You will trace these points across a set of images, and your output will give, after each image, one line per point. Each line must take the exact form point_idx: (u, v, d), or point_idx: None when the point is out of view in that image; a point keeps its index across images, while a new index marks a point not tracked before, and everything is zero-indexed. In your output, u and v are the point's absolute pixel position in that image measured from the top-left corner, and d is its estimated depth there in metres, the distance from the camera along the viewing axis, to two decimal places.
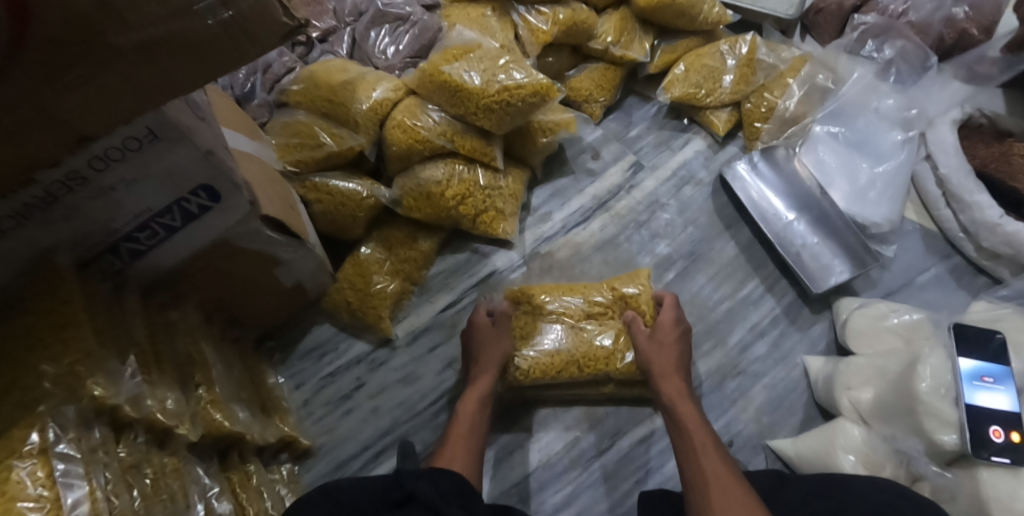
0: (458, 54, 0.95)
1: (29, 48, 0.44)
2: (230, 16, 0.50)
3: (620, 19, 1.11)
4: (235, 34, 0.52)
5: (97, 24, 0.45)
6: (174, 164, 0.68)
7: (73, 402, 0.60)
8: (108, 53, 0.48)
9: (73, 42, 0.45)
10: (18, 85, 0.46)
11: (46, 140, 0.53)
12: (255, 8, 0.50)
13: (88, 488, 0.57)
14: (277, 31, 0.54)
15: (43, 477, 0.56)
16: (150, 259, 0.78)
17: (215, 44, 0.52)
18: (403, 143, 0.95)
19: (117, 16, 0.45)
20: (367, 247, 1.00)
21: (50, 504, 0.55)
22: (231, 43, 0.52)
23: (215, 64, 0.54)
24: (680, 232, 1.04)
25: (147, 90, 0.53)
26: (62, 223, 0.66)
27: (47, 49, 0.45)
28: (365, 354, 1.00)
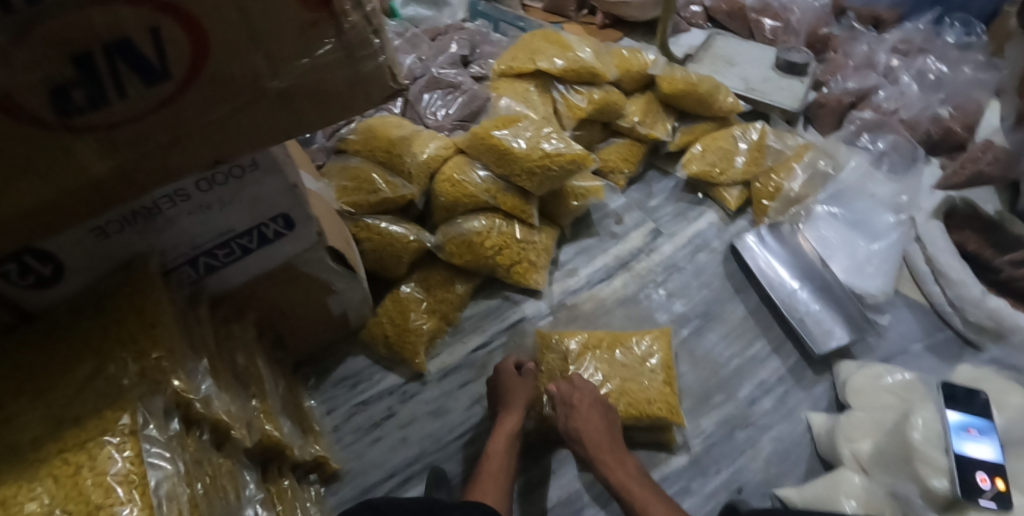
0: (508, 122, 1.08)
1: (202, 79, 0.54)
2: (357, 76, 0.60)
3: (645, 103, 1.27)
4: (355, 88, 0.61)
5: (256, 69, 0.55)
6: (264, 193, 0.77)
7: (156, 393, 0.66)
8: (257, 92, 0.57)
9: (233, 78, 0.55)
10: (183, 112, 0.56)
11: (183, 161, 0.61)
12: (375, 74, 0.61)
13: (169, 471, 0.61)
14: (383, 92, 0.64)
15: (132, 455, 0.61)
16: (221, 275, 0.86)
17: (338, 95, 0.61)
18: (450, 194, 1.05)
19: (273, 64, 0.56)
20: (408, 286, 1.08)
21: (136, 482, 0.59)
22: (350, 95, 0.62)
23: (333, 113, 0.63)
24: (694, 293, 1.14)
25: (276, 128, 0.62)
26: (156, 232, 0.75)
27: (213, 85, 0.55)
28: (397, 386, 1.05)
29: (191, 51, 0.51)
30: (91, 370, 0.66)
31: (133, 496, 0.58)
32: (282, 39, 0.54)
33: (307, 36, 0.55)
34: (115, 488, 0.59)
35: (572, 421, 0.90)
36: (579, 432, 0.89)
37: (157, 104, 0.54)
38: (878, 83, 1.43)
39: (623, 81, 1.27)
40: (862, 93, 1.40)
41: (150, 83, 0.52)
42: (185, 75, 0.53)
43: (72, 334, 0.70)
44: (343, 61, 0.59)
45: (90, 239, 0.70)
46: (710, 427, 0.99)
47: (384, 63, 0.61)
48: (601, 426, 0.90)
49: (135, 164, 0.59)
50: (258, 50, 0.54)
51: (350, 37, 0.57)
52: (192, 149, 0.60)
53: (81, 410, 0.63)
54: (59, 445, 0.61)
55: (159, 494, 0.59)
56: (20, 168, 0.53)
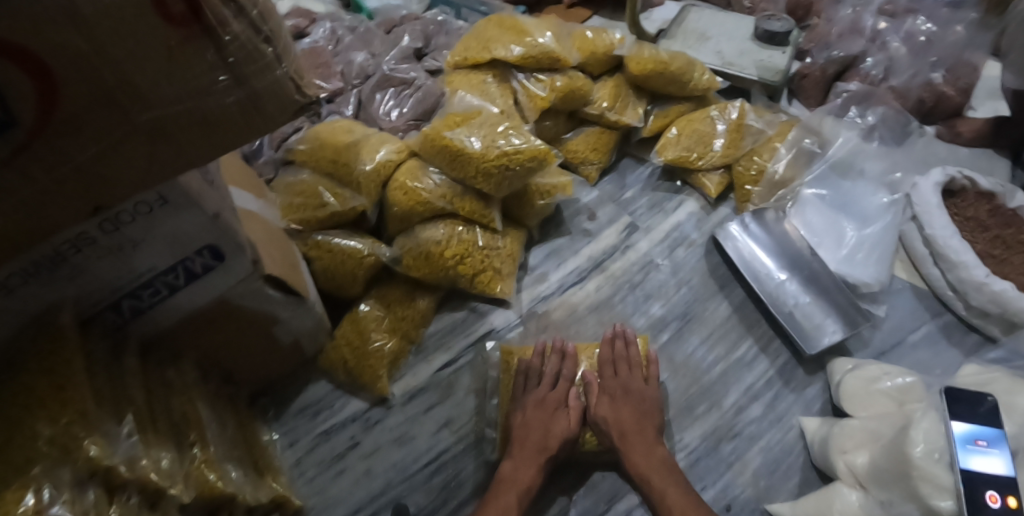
0: (460, 120, 0.99)
1: (53, 121, 0.45)
2: (247, 96, 0.49)
3: (613, 86, 1.18)
4: (250, 112, 0.50)
5: (117, 100, 0.46)
6: (181, 228, 0.69)
7: (65, 464, 0.59)
8: (128, 126, 0.48)
9: (92, 114, 0.46)
10: (44, 157, 0.46)
11: (64, 210, 0.52)
12: (271, 88, 0.49)
13: None
14: (289, 107, 0.52)
15: None
16: (149, 318, 0.78)
17: (230, 120, 0.51)
18: (404, 204, 0.97)
19: (138, 94, 0.46)
20: (365, 305, 0.99)
21: None
22: (247, 119, 0.51)
23: (228, 142, 0.53)
24: (673, 293, 1.05)
25: (166, 164, 0.53)
26: (66, 281, 0.67)
27: (71, 124, 0.46)
28: (361, 412, 0.97)
29: (31, 96, 0.42)
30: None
31: None
32: (143, 65, 0.44)
33: (179, 56, 0.45)
34: None
35: (599, 408, 0.89)
36: (608, 420, 0.88)
37: (6, 154, 0.44)
38: (865, 49, 1.33)
39: (589, 65, 1.19)
40: (848, 60, 1.31)
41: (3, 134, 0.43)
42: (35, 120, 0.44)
43: None
44: (230, 83, 0.48)
45: None
46: (694, 441, 0.92)
47: (283, 76, 0.49)
48: (631, 411, 0.88)
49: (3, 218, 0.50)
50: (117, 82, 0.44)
51: (235, 52, 0.46)
52: (66, 198, 0.51)
53: None
54: None
55: None
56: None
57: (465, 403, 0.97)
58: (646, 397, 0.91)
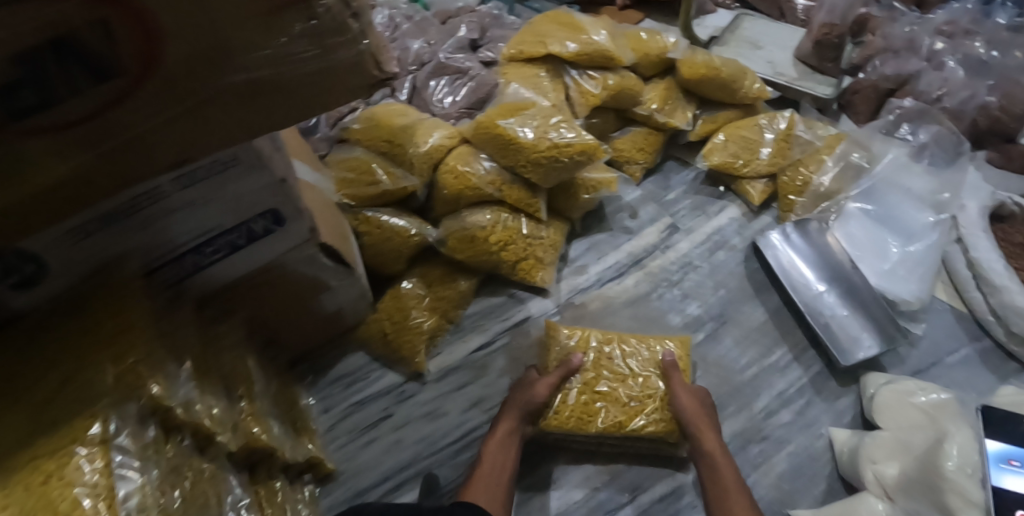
0: (513, 110, 1.02)
1: (154, 75, 0.46)
2: (330, 64, 0.52)
3: (664, 89, 1.20)
4: (329, 76, 0.53)
5: (215, 60, 0.48)
6: (247, 190, 0.73)
7: (131, 399, 0.61)
8: (219, 86, 0.50)
9: (189, 74, 0.48)
10: (140, 108, 0.49)
11: (145, 161, 0.54)
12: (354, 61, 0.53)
13: (139, 482, 0.56)
14: (367, 82, 0.56)
15: (102, 466, 0.55)
16: (206, 276, 0.81)
17: (309, 84, 0.53)
18: (453, 187, 1.01)
19: (233, 55, 0.48)
20: (408, 282, 1.02)
21: (105, 492, 0.53)
22: (326, 84, 0.54)
23: (303, 103, 0.55)
24: (710, 294, 1.05)
25: (249, 125, 0.55)
26: (135, 232, 0.70)
27: (169, 80, 0.47)
28: (395, 385, 1.00)
29: (137, 42, 0.43)
30: (57, 383, 0.61)
31: (99, 507, 0.52)
32: (243, 29, 0.47)
33: (275, 19, 0.47)
34: (82, 502, 0.52)
35: (686, 396, 0.89)
36: (691, 406, 0.88)
37: (108, 99, 0.46)
38: (920, 68, 1.31)
39: (642, 66, 1.21)
40: (902, 78, 1.30)
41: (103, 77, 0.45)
42: (136, 67, 0.45)
43: (46, 344, 0.66)
44: (315, 51, 0.50)
45: (68, 240, 0.65)
46: None
47: (365, 50, 0.53)
48: (705, 416, 0.88)
49: (93, 169, 0.52)
50: (214, 35, 0.46)
51: (322, 22, 0.49)
52: (150, 148, 0.53)
53: (49, 419, 0.58)
54: (23, 455, 0.56)
55: (127, 506, 0.53)
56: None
57: (497, 384, 0.99)
58: (705, 406, 0.89)
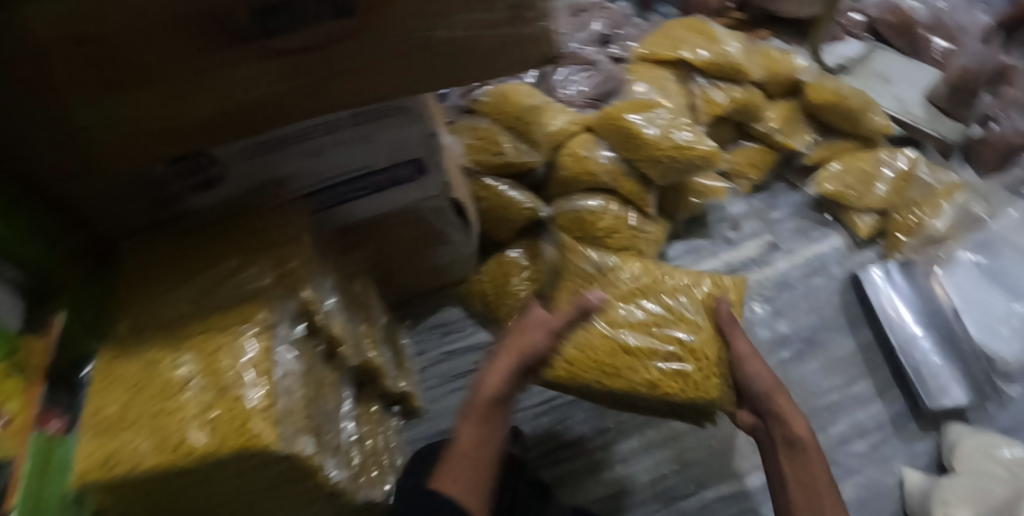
0: (641, 107, 1.07)
1: (378, 21, 0.57)
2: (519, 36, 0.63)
3: (787, 109, 1.22)
4: (512, 45, 0.65)
5: (430, 19, 0.59)
6: (404, 137, 0.81)
7: (289, 296, 0.70)
8: (421, 42, 0.61)
9: (404, 27, 0.59)
10: (353, 49, 0.59)
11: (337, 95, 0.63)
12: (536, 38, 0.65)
13: (291, 368, 0.65)
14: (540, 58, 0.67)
15: (263, 348, 0.63)
16: (347, 210, 0.88)
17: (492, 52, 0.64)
18: (572, 169, 1.07)
19: (444, 19, 0.59)
20: (515, 252, 1.09)
21: (264, 372, 0.61)
22: (506, 53, 0.65)
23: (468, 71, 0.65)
24: (802, 316, 1.07)
25: (429, 80, 0.65)
26: (303, 160, 0.78)
27: (387, 27, 0.58)
28: (486, 344, 1.08)
29: None
30: (229, 271, 0.71)
31: (260, 382, 0.60)
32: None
33: None
34: (247, 377, 0.61)
35: (754, 367, 0.76)
36: (762, 379, 0.75)
37: (337, 36, 0.57)
38: None
39: (769, 84, 1.23)
40: None
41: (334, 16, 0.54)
42: (369, 11, 0.56)
43: (213, 240, 0.76)
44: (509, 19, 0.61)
45: (247, 154, 0.74)
46: None
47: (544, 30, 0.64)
48: (783, 398, 0.73)
49: (301, 96, 0.62)
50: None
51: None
52: (337, 88, 0.62)
53: (226, 300, 0.68)
54: (202, 328, 0.66)
55: (282, 384, 0.62)
56: (195, 76, 0.56)
57: None
58: (772, 372, 0.76)
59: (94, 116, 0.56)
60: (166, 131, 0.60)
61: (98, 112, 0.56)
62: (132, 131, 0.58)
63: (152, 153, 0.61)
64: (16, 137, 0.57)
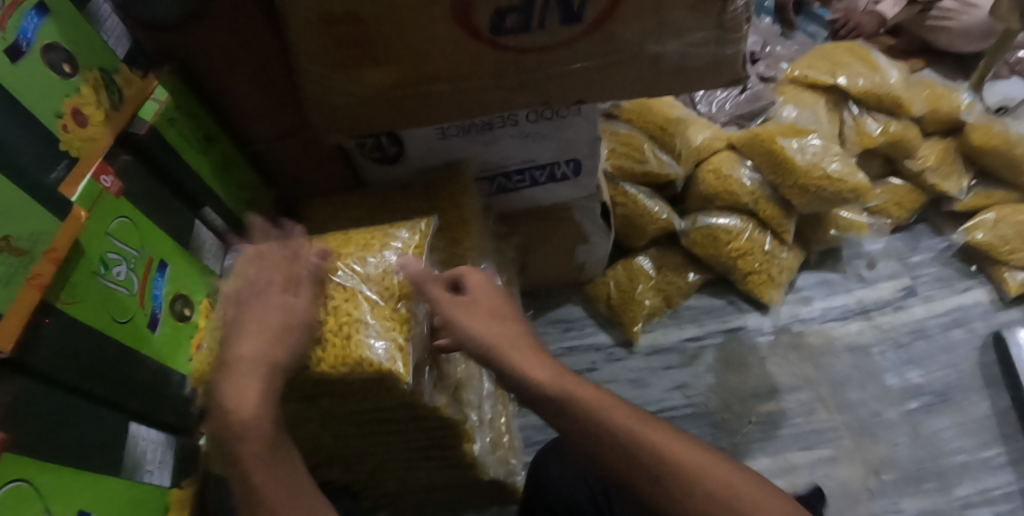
0: (794, 131, 1.05)
1: (602, 27, 0.64)
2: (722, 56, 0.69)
3: (943, 150, 1.16)
4: (711, 66, 0.70)
5: (647, 33, 0.65)
6: (575, 136, 0.84)
7: (457, 274, 0.75)
8: (636, 55, 0.67)
9: (623, 39, 0.65)
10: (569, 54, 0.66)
11: (545, 93, 0.71)
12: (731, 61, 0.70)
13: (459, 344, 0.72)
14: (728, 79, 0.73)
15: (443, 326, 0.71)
16: (506, 199, 0.93)
17: (695, 67, 0.70)
18: (713, 186, 1.06)
19: (658, 32, 0.65)
20: (645, 260, 1.09)
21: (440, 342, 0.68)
22: (705, 70, 0.71)
23: (650, 84, 0.71)
24: (936, 368, 1.02)
25: (634, 86, 0.71)
26: (480, 146, 0.83)
27: (608, 36, 0.65)
28: (606, 345, 1.06)
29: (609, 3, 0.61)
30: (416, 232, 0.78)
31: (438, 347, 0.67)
32: (676, 12, 0.64)
33: (703, 9, 0.64)
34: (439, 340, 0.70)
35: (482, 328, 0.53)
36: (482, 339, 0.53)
37: (563, 41, 0.64)
38: None
39: (927, 120, 1.17)
40: None
41: (558, 21, 0.62)
42: (596, 20, 0.63)
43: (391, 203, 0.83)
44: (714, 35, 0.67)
45: (434, 135, 0.80)
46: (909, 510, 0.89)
47: (734, 56, 0.70)
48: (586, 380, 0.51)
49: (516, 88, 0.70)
50: (638, 17, 0.63)
51: (728, 24, 0.66)
52: (530, 89, 0.70)
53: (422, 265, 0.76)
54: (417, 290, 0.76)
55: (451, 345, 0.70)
56: (418, 59, 0.65)
57: (703, 378, 1.01)
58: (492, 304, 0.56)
59: (335, 80, 0.67)
60: (372, 106, 0.71)
61: (329, 81, 0.67)
62: (349, 102, 0.70)
63: (363, 123, 0.73)
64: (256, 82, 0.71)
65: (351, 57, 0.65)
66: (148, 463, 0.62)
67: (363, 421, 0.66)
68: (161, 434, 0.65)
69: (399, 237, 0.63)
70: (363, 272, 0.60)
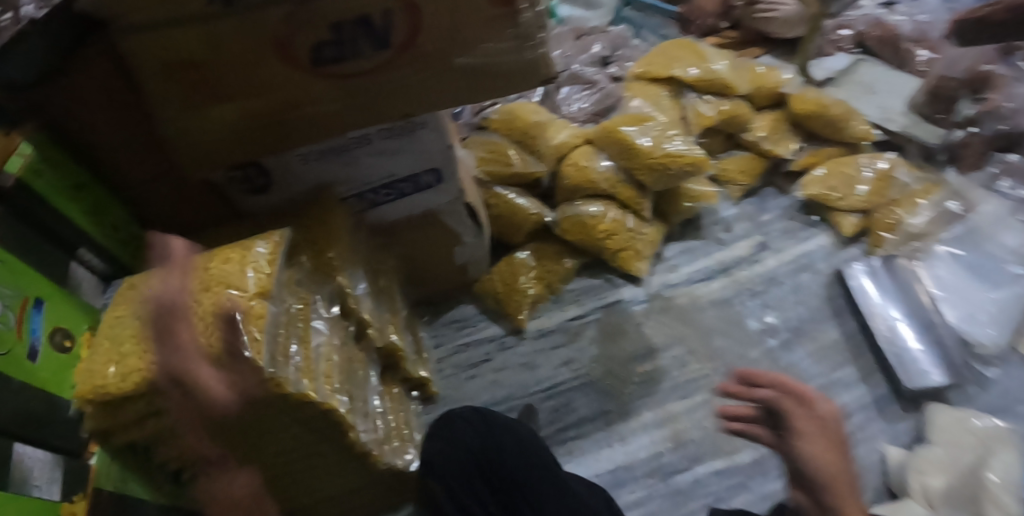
0: (635, 120, 1.18)
1: (412, 45, 0.71)
2: (528, 58, 0.76)
3: (773, 120, 1.32)
4: (522, 70, 0.78)
5: (454, 45, 0.72)
6: (428, 148, 0.91)
7: (325, 280, 0.78)
8: (451, 66, 0.74)
9: (435, 53, 0.73)
10: (391, 72, 0.73)
11: (381, 110, 0.77)
12: (537, 64, 0.78)
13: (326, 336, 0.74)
14: (541, 78, 0.80)
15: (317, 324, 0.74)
16: (379, 213, 0.99)
17: (507, 71, 0.77)
18: (574, 178, 1.17)
19: (463, 44, 0.73)
20: (523, 253, 1.17)
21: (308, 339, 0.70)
22: (518, 73, 0.78)
23: (476, 93, 0.78)
24: (789, 308, 1.15)
25: (459, 96, 0.78)
26: (342, 168, 0.88)
27: (420, 52, 0.72)
28: (497, 336, 1.14)
29: (411, 23, 0.69)
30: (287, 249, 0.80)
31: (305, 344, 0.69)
32: (475, 25, 0.72)
33: (496, 20, 0.72)
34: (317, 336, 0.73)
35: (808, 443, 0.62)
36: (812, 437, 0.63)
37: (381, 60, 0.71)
38: None
39: (755, 97, 1.34)
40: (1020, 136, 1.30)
41: (369, 47, 0.70)
42: (404, 39, 0.70)
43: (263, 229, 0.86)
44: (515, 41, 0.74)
45: (295, 162, 0.85)
46: None
47: (540, 56, 0.77)
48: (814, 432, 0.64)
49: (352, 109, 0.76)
50: (443, 30, 0.71)
51: (523, 30, 0.74)
52: (367, 108, 0.77)
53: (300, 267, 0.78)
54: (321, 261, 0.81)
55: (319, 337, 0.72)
56: (256, 89, 0.70)
57: (587, 350, 1.11)
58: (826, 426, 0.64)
59: (182, 118, 0.71)
60: (226, 140, 0.75)
61: (182, 121, 0.71)
62: (205, 140, 0.74)
63: (223, 157, 0.77)
64: (108, 129, 0.74)
65: (198, 94, 0.69)
66: (36, 481, 0.59)
67: (222, 428, 0.65)
68: (51, 455, 0.62)
69: (262, 246, 0.65)
70: (252, 277, 0.62)
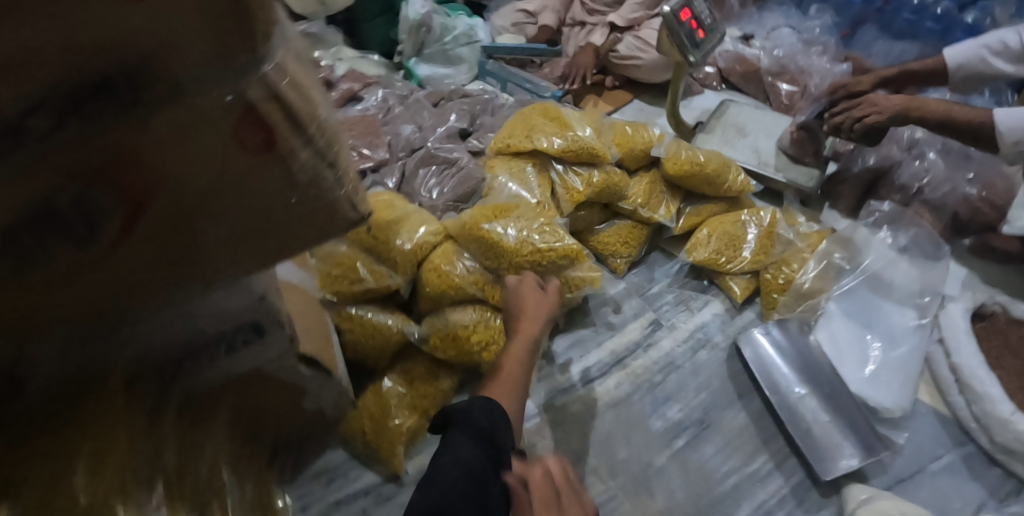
0: (500, 212, 1.05)
1: (140, 218, 0.43)
2: (320, 209, 0.46)
3: (648, 183, 1.22)
4: (312, 224, 0.48)
5: (208, 206, 0.45)
6: (227, 307, 0.69)
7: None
8: (223, 225, 0.47)
9: (181, 218, 0.45)
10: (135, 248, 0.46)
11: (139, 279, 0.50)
12: (330, 208, 0.47)
13: None
14: (348, 221, 0.50)
15: None
16: (194, 379, 0.75)
17: (295, 231, 0.49)
18: (436, 286, 1.01)
19: (221, 200, 0.44)
20: (390, 380, 1.02)
21: None
22: (312, 230, 0.49)
23: (267, 255, 0.52)
24: (692, 397, 1.05)
25: (247, 255, 0.51)
26: (115, 349, 0.59)
27: (158, 221, 0.44)
28: (374, 486, 1.00)
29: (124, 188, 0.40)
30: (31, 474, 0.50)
31: None
32: (245, 188, 0.44)
33: (259, 177, 0.43)
34: None
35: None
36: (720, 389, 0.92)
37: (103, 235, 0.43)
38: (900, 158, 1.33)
39: (626, 161, 1.24)
40: (884, 168, 1.32)
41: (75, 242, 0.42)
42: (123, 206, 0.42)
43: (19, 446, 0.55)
44: (296, 202, 0.45)
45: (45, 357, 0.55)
46: None
47: (342, 197, 0.47)
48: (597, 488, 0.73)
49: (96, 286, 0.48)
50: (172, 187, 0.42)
51: (307, 190, 0.45)
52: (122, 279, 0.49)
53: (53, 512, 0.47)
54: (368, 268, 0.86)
55: None
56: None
57: None
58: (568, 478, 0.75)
59: None
60: None
61: None
62: None
63: None
64: None
65: None
66: None
67: None
68: None
69: None
70: None
